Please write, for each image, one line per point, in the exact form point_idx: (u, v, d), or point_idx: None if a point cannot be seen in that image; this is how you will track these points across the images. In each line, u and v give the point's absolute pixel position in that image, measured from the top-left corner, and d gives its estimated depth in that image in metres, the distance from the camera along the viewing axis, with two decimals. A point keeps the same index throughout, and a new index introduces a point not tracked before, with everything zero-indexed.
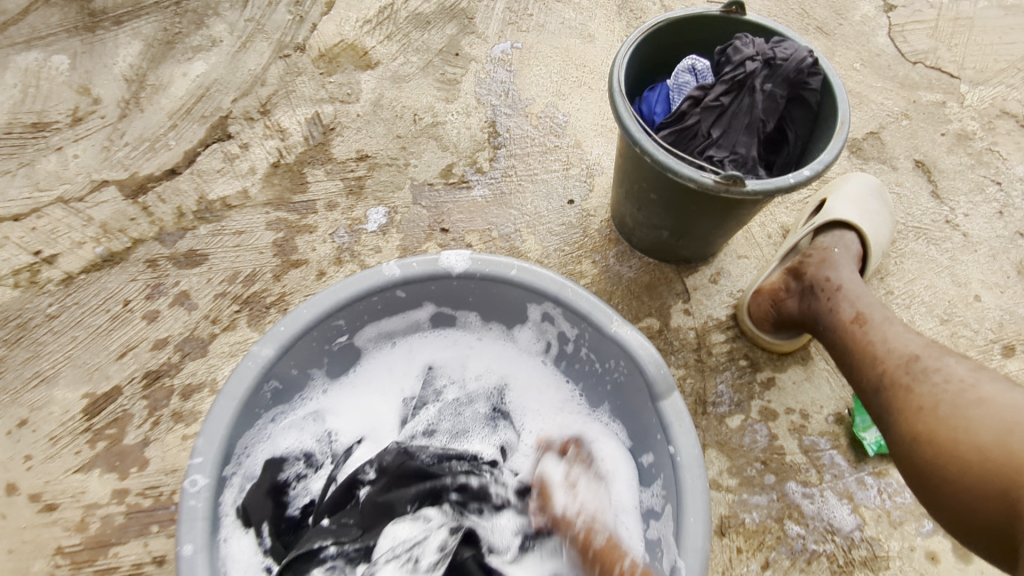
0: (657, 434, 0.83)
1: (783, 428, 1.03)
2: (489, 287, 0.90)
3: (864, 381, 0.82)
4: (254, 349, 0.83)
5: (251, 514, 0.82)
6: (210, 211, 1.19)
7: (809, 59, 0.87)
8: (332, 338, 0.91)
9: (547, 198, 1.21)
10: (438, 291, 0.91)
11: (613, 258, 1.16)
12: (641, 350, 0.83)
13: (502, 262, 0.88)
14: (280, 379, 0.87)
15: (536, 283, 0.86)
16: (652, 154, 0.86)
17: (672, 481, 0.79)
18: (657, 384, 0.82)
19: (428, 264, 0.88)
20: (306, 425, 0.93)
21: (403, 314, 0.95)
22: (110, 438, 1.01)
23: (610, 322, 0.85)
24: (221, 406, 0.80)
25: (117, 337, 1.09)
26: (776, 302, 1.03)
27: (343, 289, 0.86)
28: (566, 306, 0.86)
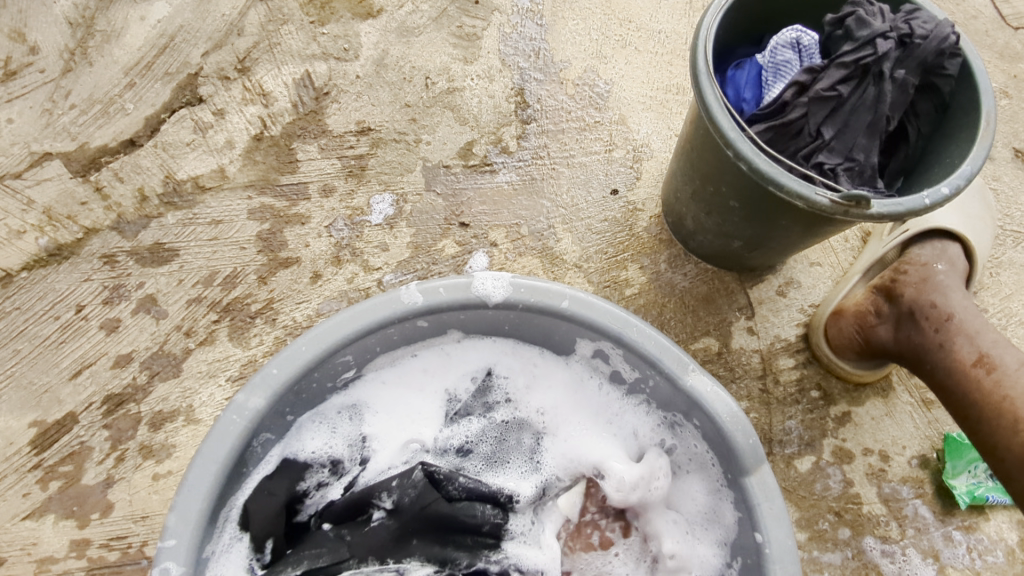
0: (739, 513, 0.69)
1: (860, 473, 0.88)
2: (530, 316, 0.75)
3: (1003, 449, 0.70)
4: (240, 399, 0.68)
5: (253, 526, 0.70)
6: (179, 195, 0.98)
7: (953, 38, 0.68)
8: (338, 374, 0.76)
9: (585, 187, 1.02)
10: (469, 318, 0.77)
11: (664, 263, 0.98)
12: (721, 406, 0.68)
13: (551, 291, 0.73)
14: (274, 429, 0.73)
15: (592, 319, 0.71)
16: (749, 160, 0.67)
17: (757, 572, 0.66)
18: (744, 455, 0.67)
19: (459, 289, 0.73)
20: (339, 425, 0.79)
21: (428, 340, 0.80)
22: (66, 477, 0.84)
23: (684, 371, 0.69)
24: (199, 470, 0.65)
25: (69, 351, 0.90)
26: (864, 329, 0.87)
27: (350, 322, 0.70)
28: (627, 348, 0.71)
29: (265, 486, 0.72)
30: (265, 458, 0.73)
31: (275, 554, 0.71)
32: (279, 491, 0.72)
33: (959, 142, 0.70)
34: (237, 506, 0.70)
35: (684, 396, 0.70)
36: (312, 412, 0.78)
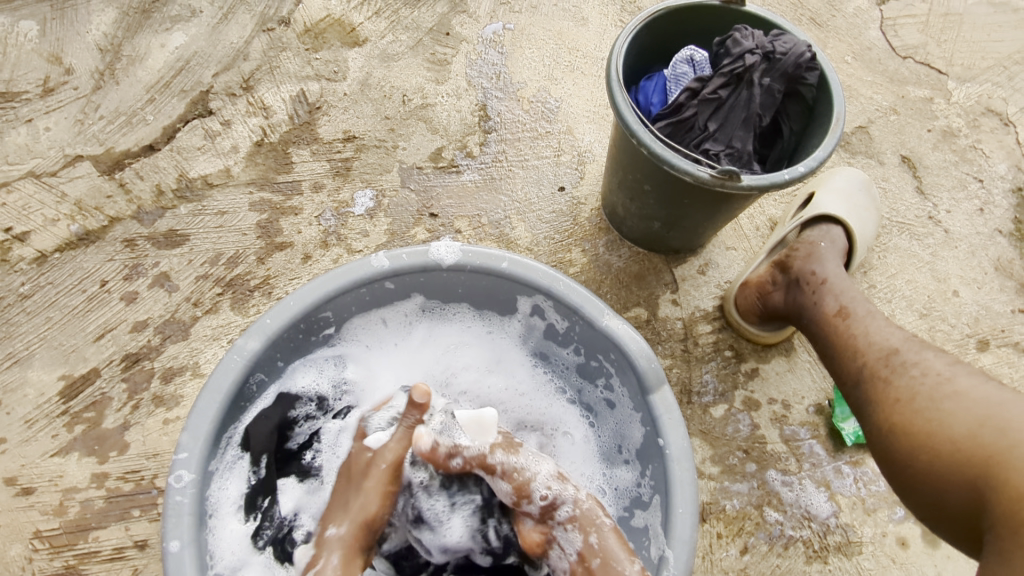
0: (647, 426, 0.87)
1: (766, 418, 1.05)
2: (479, 278, 0.93)
3: (845, 374, 0.86)
4: (240, 342, 0.82)
5: (252, 447, 0.87)
6: (191, 190, 1.16)
7: (807, 54, 0.88)
8: (321, 329, 0.92)
9: (537, 185, 1.20)
10: (430, 282, 0.94)
11: (603, 247, 1.15)
12: (632, 343, 0.87)
13: (493, 255, 0.90)
14: (267, 370, 0.87)
15: (527, 277, 0.89)
16: (648, 146, 0.86)
17: (659, 473, 0.83)
18: (647, 377, 0.86)
19: (419, 255, 0.90)
20: (325, 371, 0.96)
21: (397, 304, 0.97)
22: (89, 422, 0.99)
23: (601, 315, 0.88)
24: (206, 399, 0.80)
25: (93, 318, 1.05)
26: (762, 295, 1.04)
27: (331, 282, 0.86)
28: (557, 299, 0.89)
29: (263, 414, 0.88)
30: (263, 394, 0.88)
31: (269, 468, 0.88)
32: (274, 415, 0.89)
33: (818, 134, 0.89)
34: (239, 431, 0.85)
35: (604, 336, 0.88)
36: (303, 360, 0.93)
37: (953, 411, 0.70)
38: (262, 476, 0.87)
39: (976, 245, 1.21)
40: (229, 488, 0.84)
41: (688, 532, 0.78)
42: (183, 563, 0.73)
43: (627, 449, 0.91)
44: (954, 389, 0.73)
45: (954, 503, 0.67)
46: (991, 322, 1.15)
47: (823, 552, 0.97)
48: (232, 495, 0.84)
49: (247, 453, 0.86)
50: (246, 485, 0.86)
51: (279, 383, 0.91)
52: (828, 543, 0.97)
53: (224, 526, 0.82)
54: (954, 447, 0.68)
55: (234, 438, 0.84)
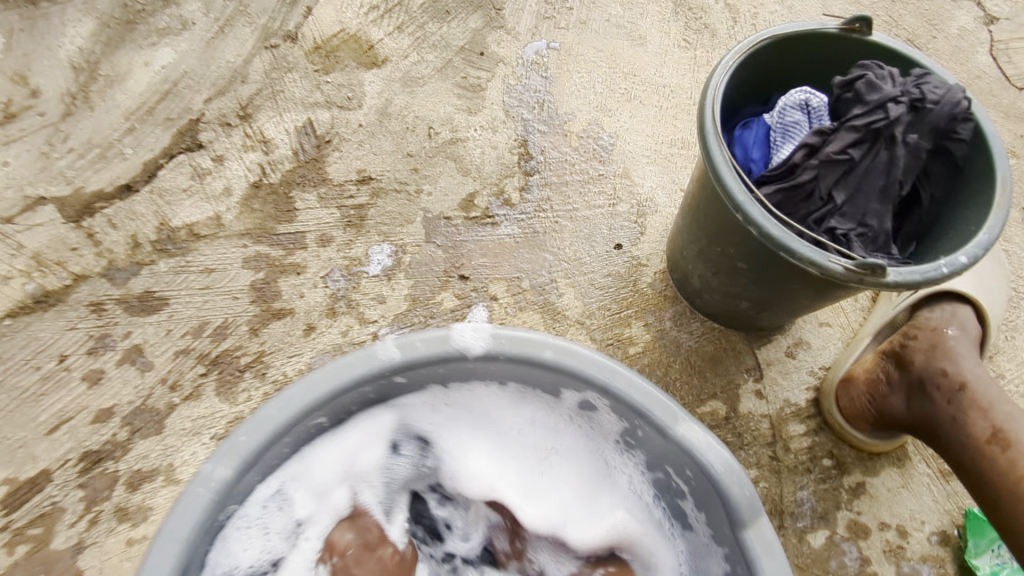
0: (738, 564, 0.69)
1: (877, 550, 0.84)
2: (514, 368, 0.72)
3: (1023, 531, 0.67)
4: (207, 469, 0.63)
5: None
6: (173, 242, 0.96)
7: (965, 103, 0.67)
8: (312, 437, 0.72)
9: (589, 241, 0.99)
10: (449, 373, 0.74)
11: (670, 320, 0.95)
12: (715, 457, 0.68)
13: (533, 341, 0.70)
14: (241, 499, 0.68)
15: (577, 370, 0.69)
16: (759, 225, 0.65)
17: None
18: (740, 508, 0.66)
19: (436, 342, 0.70)
20: (276, 512, 0.73)
21: (402, 398, 0.77)
22: (35, 541, 0.79)
23: (675, 422, 0.68)
24: (159, 551, 0.61)
25: (47, 404, 0.86)
26: (876, 398, 0.84)
27: (321, 384, 0.67)
28: (616, 399, 0.70)
29: None
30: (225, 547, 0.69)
31: None
32: None
33: (974, 207, 0.68)
34: None
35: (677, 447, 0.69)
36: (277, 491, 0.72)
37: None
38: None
39: None
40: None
41: None
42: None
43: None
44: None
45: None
46: None
47: None
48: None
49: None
50: None
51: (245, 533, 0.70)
52: None
53: None
54: None
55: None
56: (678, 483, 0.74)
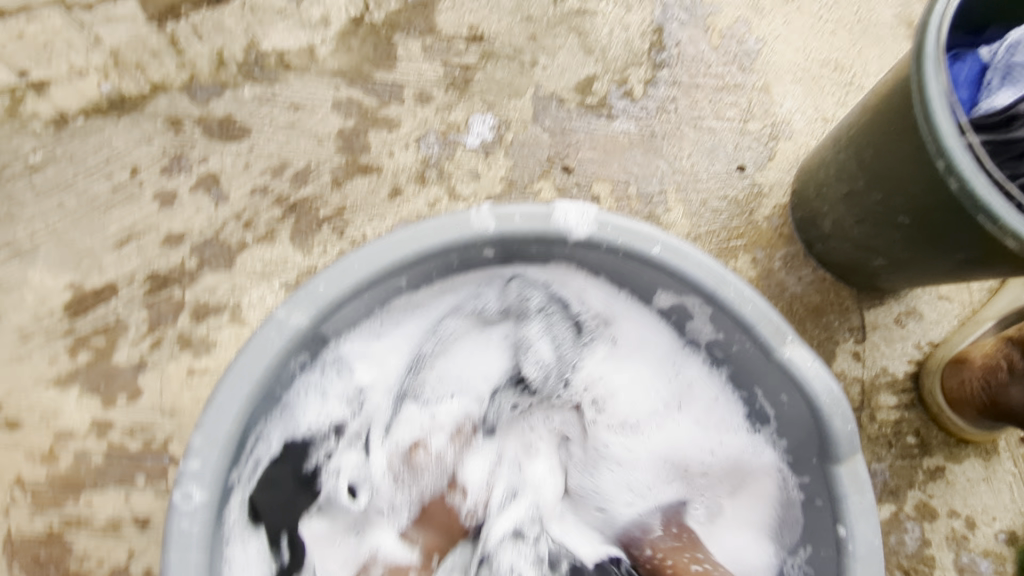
0: (816, 495, 0.65)
1: (940, 535, 0.81)
2: (612, 259, 0.67)
3: None
4: (281, 315, 0.58)
5: (265, 518, 0.62)
6: (260, 67, 0.86)
7: None
8: (386, 298, 0.67)
9: (709, 156, 0.89)
10: (542, 254, 0.68)
11: (780, 260, 0.87)
12: (821, 385, 0.62)
13: (641, 233, 0.64)
14: (312, 352, 0.63)
15: (683, 269, 0.63)
16: (962, 178, 0.56)
17: (832, 567, 0.62)
18: (837, 442, 0.61)
19: (537, 219, 0.63)
20: (329, 385, 0.67)
21: (486, 273, 0.70)
22: (97, 352, 0.78)
23: (782, 343, 0.62)
24: (227, 391, 0.56)
25: (116, 217, 0.81)
26: (991, 387, 0.77)
27: (410, 243, 0.61)
28: (721, 309, 0.64)
29: (267, 474, 0.63)
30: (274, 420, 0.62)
31: (294, 550, 0.64)
32: (282, 477, 0.64)
33: None
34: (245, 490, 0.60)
35: (780, 370, 0.63)
36: (321, 358, 0.65)
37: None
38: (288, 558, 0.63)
39: None
40: (245, 559, 0.60)
41: None
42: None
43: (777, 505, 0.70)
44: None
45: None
46: None
47: None
48: (249, 565, 0.61)
49: (259, 518, 0.62)
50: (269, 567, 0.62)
51: (285, 411, 0.64)
52: None
53: None
54: None
55: (252, 464, 0.61)
56: (761, 406, 0.70)
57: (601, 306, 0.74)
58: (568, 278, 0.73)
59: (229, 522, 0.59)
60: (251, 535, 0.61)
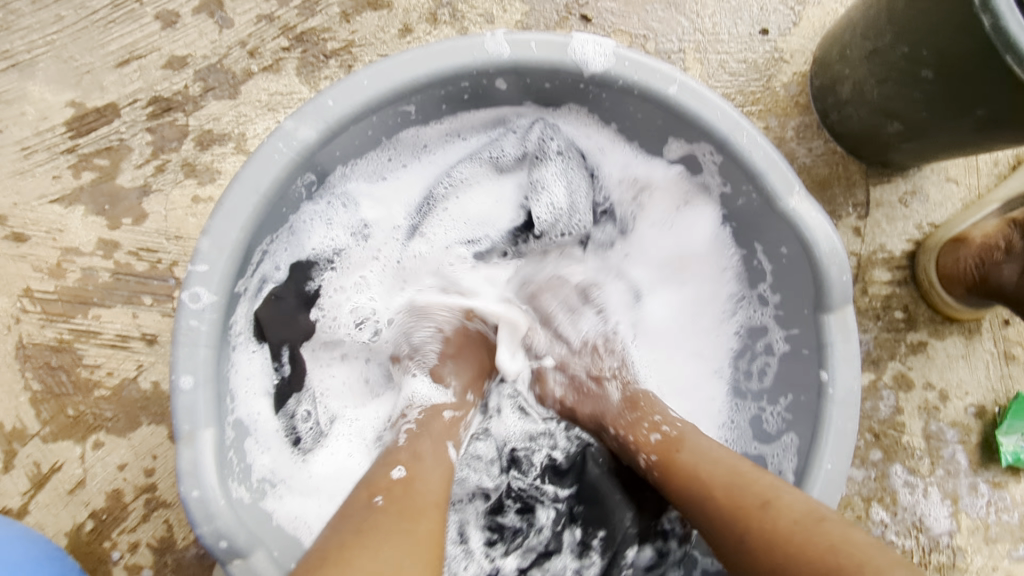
0: (804, 345, 0.67)
1: (913, 405, 0.84)
2: (626, 101, 0.66)
3: None
4: (289, 126, 0.57)
5: (269, 336, 0.65)
6: None
7: None
8: (395, 126, 0.65)
9: (733, 16, 0.86)
10: (556, 91, 0.66)
11: (792, 131, 0.86)
12: (822, 235, 0.63)
13: (657, 71, 0.62)
14: (319, 173, 0.63)
15: (698, 112, 0.62)
16: (998, 14, 0.57)
17: (811, 410, 0.64)
18: (831, 290, 0.63)
19: (553, 48, 0.61)
20: (334, 215, 0.69)
21: (496, 111, 0.70)
22: (101, 172, 0.77)
23: (788, 193, 0.63)
24: (236, 196, 0.56)
25: (116, 35, 0.78)
26: (984, 265, 0.79)
27: (424, 63, 0.59)
28: (733, 156, 0.63)
29: (274, 293, 0.65)
30: (281, 237, 0.64)
31: (295, 364, 0.67)
32: (287, 295, 0.66)
33: None
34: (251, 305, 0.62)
35: (783, 220, 0.63)
36: (329, 187, 0.67)
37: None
38: (287, 374, 0.66)
39: None
40: (248, 371, 0.63)
41: (835, 492, 0.61)
42: (200, 404, 0.54)
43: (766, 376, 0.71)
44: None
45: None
46: None
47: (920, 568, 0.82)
48: (253, 380, 0.64)
49: (264, 337, 0.65)
50: (272, 382, 0.65)
51: (293, 229, 0.65)
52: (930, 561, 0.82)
53: (247, 404, 0.63)
54: None
55: (257, 282, 0.63)
56: (761, 262, 0.71)
57: (620, 177, 0.75)
58: (584, 131, 0.72)
59: (234, 331, 0.61)
60: (254, 354, 0.64)
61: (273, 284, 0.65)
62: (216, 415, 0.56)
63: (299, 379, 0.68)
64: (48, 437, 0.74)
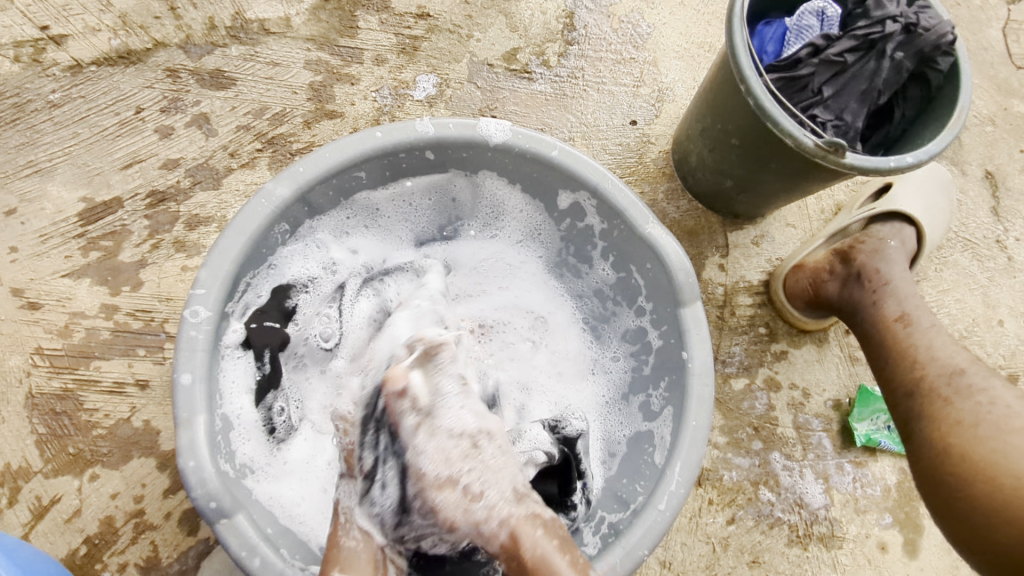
0: (670, 337, 0.85)
1: (783, 402, 1.03)
2: (523, 164, 0.87)
3: (898, 383, 0.86)
4: (270, 187, 0.76)
5: (254, 345, 0.80)
6: (245, 32, 1.05)
7: (950, 37, 0.79)
8: (351, 188, 0.85)
9: (609, 112, 1.12)
10: (471, 160, 0.88)
11: (662, 194, 1.10)
12: (673, 253, 0.84)
13: (543, 140, 0.85)
14: (291, 223, 0.82)
15: (574, 168, 0.84)
16: (757, 96, 0.79)
17: (678, 385, 0.82)
18: (683, 291, 0.83)
19: (466, 127, 0.84)
20: (309, 252, 0.88)
21: (429, 174, 0.90)
22: (105, 251, 0.95)
23: (644, 222, 0.84)
24: (229, 239, 0.74)
25: (122, 145, 0.99)
26: (816, 283, 1.01)
27: (370, 141, 0.80)
28: (603, 199, 0.85)
29: (261, 308, 0.82)
30: (264, 268, 0.81)
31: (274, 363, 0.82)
32: (269, 311, 0.83)
33: (934, 125, 0.82)
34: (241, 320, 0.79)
35: (644, 242, 0.85)
36: (302, 231, 0.85)
37: (1019, 447, 0.70)
38: (268, 371, 0.81)
39: None
40: (235, 374, 0.78)
41: (699, 444, 0.78)
42: (195, 396, 0.70)
43: (641, 366, 0.90)
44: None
45: (1008, 539, 0.66)
46: None
47: (804, 539, 0.99)
48: (239, 381, 0.78)
49: (250, 346, 0.80)
50: (253, 380, 0.80)
51: (277, 263, 0.84)
52: (812, 532, 0.99)
53: (232, 401, 0.77)
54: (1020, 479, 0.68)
55: (242, 305, 0.79)
56: (635, 281, 0.90)
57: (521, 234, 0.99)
58: (497, 188, 0.94)
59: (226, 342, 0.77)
60: (239, 361, 0.78)
61: (258, 304, 0.82)
62: (209, 407, 0.71)
63: (276, 380, 0.83)
64: (50, 473, 0.87)
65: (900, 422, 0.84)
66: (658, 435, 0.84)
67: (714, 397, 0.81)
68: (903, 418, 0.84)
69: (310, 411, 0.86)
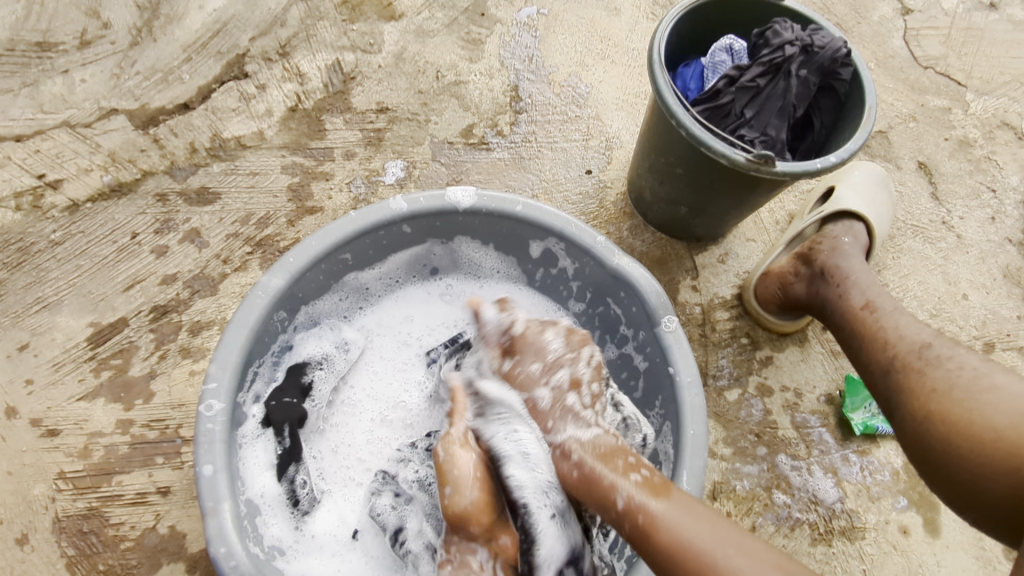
0: (655, 357, 0.90)
1: (777, 404, 1.08)
2: (494, 222, 0.95)
3: (874, 365, 0.88)
4: (265, 280, 0.83)
5: (273, 422, 0.85)
6: (224, 150, 1.16)
7: (844, 50, 0.92)
8: (341, 270, 0.92)
9: (565, 166, 1.22)
10: (445, 227, 0.96)
11: (627, 231, 1.18)
12: (645, 284, 0.90)
13: (507, 198, 0.93)
14: (289, 310, 0.88)
15: (541, 219, 0.92)
16: (687, 127, 0.88)
17: (671, 400, 0.86)
18: (656, 310, 0.89)
19: (435, 199, 0.92)
20: (324, 333, 0.95)
21: (410, 248, 0.98)
22: (116, 369, 1.00)
23: (612, 256, 0.91)
24: (233, 333, 0.80)
25: (122, 270, 1.06)
26: (784, 285, 1.07)
27: (351, 224, 0.88)
28: (570, 241, 0.92)
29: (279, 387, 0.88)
30: (272, 353, 0.87)
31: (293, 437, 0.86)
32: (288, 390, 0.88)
33: (850, 126, 0.93)
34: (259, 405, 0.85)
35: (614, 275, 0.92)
36: (304, 314, 0.92)
37: (993, 403, 0.73)
38: (289, 445, 0.85)
39: (986, 252, 1.24)
40: (256, 455, 0.82)
41: (700, 451, 0.81)
42: (218, 484, 0.74)
43: (636, 390, 0.94)
44: (992, 382, 0.75)
45: (994, 486, 0.71)
46: (997, 326, 1.19)
47: (827, 535, 1.00)
48: (260, 460, 0.83)
49: (270, 424, 0.85)
50: (274, 455, 0.84)
51: (288, 346, 0.90)
52: (833, 527, 1.00)
53: (255, 481, 0.81)
54: (997, 435, 0.71)
55: (253, 395, 0.84)
56: (614, 312, 0.97)
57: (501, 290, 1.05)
58: (472, 250, 1.01)
59: (244, 426, 0.82)
60: (259, 441, 0.83)
61: (274, 386, 0.88)
62: (233, 492, 0.75)
63: (297, 454, 0.87)
64: None
65: (880, 398, 0.86)
66: (662, 451, 0.87)
67: (707, 404, 0.85)
68: (883, 395, 0.86)
69: (331, 483, 0.88)
